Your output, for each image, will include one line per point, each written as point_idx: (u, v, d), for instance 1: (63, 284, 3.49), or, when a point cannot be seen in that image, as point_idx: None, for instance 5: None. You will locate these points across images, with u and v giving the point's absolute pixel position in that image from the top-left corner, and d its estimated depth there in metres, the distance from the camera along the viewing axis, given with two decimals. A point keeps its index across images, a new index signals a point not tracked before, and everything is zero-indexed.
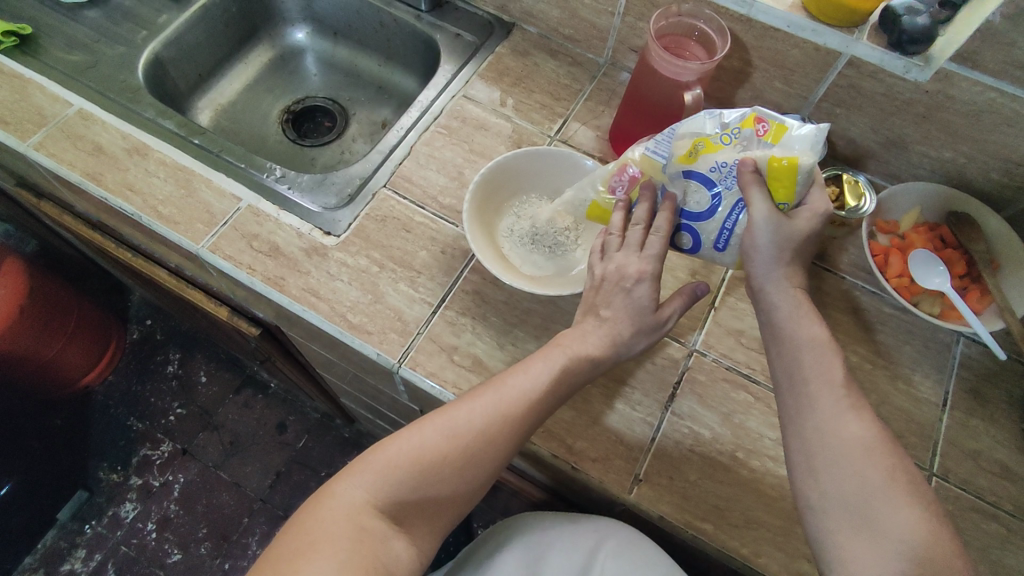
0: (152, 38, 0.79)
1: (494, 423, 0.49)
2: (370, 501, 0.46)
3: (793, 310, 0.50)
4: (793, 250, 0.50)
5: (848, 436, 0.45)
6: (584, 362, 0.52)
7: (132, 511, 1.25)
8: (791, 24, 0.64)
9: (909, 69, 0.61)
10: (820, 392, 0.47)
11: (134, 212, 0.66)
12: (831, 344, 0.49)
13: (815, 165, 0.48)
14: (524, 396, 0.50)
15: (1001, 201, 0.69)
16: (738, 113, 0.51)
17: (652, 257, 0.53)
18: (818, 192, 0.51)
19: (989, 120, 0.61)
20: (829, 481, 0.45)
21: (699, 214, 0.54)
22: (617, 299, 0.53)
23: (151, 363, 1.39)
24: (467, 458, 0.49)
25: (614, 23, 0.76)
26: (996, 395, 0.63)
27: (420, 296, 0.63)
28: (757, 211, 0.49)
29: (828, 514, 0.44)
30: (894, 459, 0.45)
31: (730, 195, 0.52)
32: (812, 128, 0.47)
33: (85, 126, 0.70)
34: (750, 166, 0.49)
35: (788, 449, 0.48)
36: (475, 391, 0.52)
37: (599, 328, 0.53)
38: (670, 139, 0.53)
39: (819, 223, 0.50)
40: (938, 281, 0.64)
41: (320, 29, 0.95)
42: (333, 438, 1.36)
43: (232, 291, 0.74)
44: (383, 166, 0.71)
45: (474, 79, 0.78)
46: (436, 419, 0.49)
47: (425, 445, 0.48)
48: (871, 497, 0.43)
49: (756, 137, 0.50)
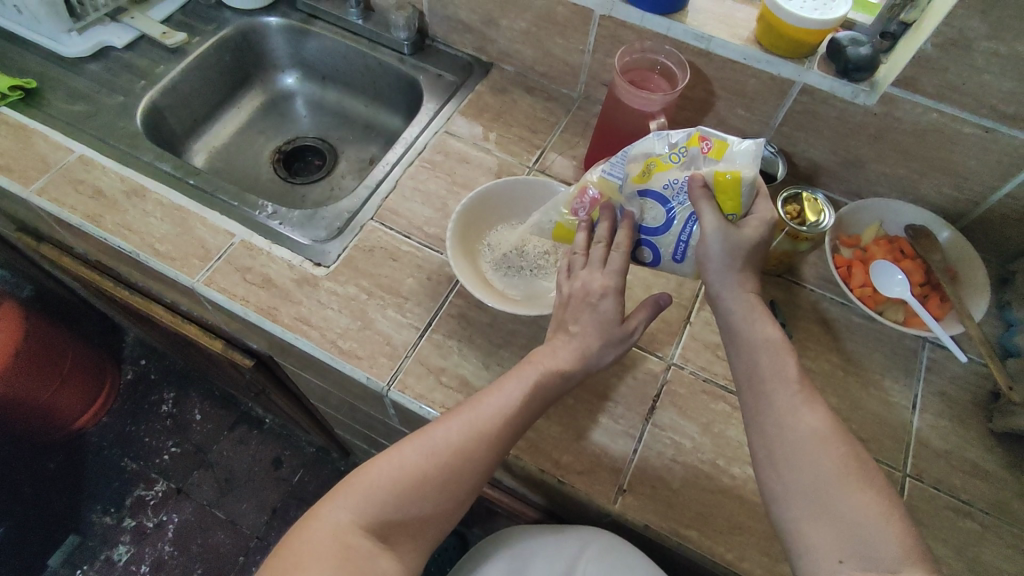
0: (149, 87, 0.83)
1: (472, 440, 0.51)
2: (355, 520, 0.48)
3: (747, 313, 0.52)
4: (743, 257, 0.53)
5: (804, 428, 0.48)
6: (556, 377, 0.54)
7: (125, 553, 1.24)
8: (747, 56, 0.69)
9: (858, 94, 0.67)
10: (776, 389, 0.50)
11: (132, 250, 0.69)
12: (784, 344, 0.51)
13: (755, 176, 0.53)
14: (499, 412, 0.52)
15: (954, 214, 0.73)
16: (684, 134, 0.55)
17: (614, 273, 0.56)
18: (763, 202, 0.55)
19: (935, 138, 0.66)
20: (789, 472, 0.47)
21: (657, 228, 0.58)
22: (584, 315, 0.56)
23: (145, 403, 1.39)
24: (447, 475, 0.50)
25: (585, 60, 0.81)
26: (963, 397, 0.65)
27: (408, 321, 0.66)
28: (708, 222, 0.52)
29: (790, 504, 0.47)
30: (846, 448, 0.48)
31: (683, 209, 0.56)
32: (752, 142, 0.52)
33: (86, 171, 0.73)
34: (699, 181, 0.53)
35: (751, 446, 0.50)
36: (453, 411, 0.54)
37: (569, 343, 0.55)
38: (623, 161, 0.57)
39: (767, 230, 0.53)
40: (899, 290, 0.68)
41: (309, 74, 1.00)
42: (328, 472, 1.36)
43: (228, 324, 0.76)
44: (370, 201, 0.75)
45: (456, 116, 0.83)
46: (415, 439, 0.51)
47: (405, 465, 0.50)
48: (827, 483, 0.46)
49: (701, 154, 0.54)
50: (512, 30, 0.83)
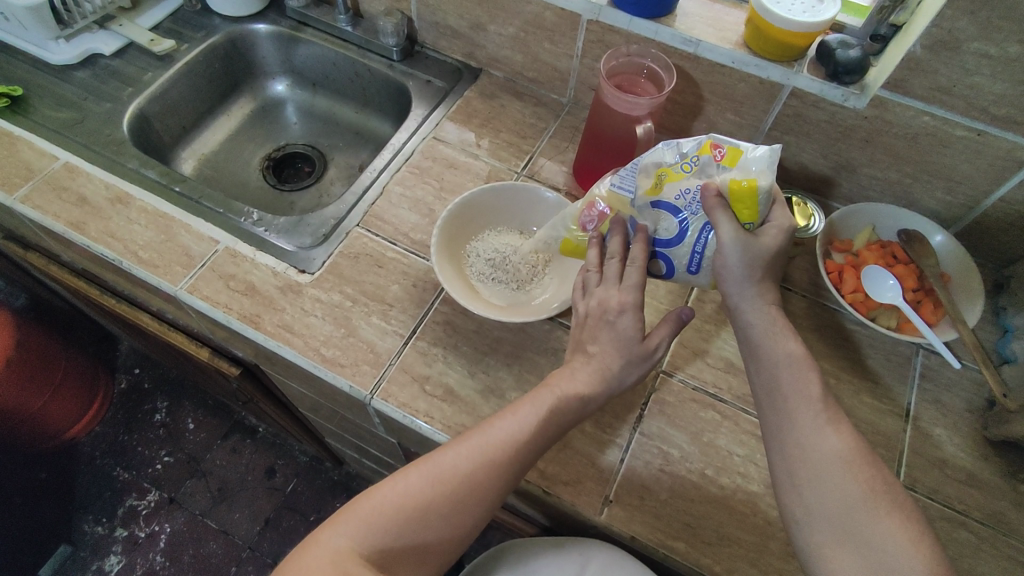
0: (137, 95, 0.83)
1: (481, 468, 0.49)
2: (354, 547, 0.46)
3: (769, 327, 0.51)
4: (763, 268, 0.51)
5: (827, 450, 0.47)
6: (572, 402, 0.52)
7: (116, 564, 1.23)
8: (735, 60, 0.69)
9: (847, 97, 0.66)
10: (799, 408, 0.49)
11: (114, 257, 0.68)
12: (808, 360, 0.50)
13: (771, 185, 0.51)
14: (511, 439, 0.50)
15: (948, 218, 0.72)
16: (695, 142, 0.54)
17: (631, 288, 0.55)
18: (780, 210, 0.53)
19: (926, 142, 0.65)
20: (812, 496, 0.46)
21: (670, 240, 0.55)
22: (602, 334, 0.55)
23: (139, 412, 1.38)
24: (453, 505, 0.48)
25: (573, 65, 0.80)
26: (958, 404, 0.64)
27: (392, 328, 0.65)
28: (724, 233, 0.51)
29: (814, 529, 0.46)
30: (872, 470, 0.47)
31: (697, 219, 0.53)
32: (765, 149, 0.50)
33: (71, 179, 0.73)
34: (712, 191, 0.51)
35: (772, 466, 0.50)
36: (462, 435, 0.52)
37: (588, 364, 0.54)
38: (634, 173, 0.57)
39: (785, 238, 0.52)
40: (891, 294, 0.65)
41: (300, 81, 1.00)
42: (322, 481, 1.35)
43: (213, 332, 0.75)
44: (356, 207, 0.74)
45: (444, 122, 0.83)
46: (422, 465, 0.50)
47: (410, 491, 0.48)
48: (852, 508, 0.45)
49: (714, 162, 0.52)
50: (500, 35, 0.82)
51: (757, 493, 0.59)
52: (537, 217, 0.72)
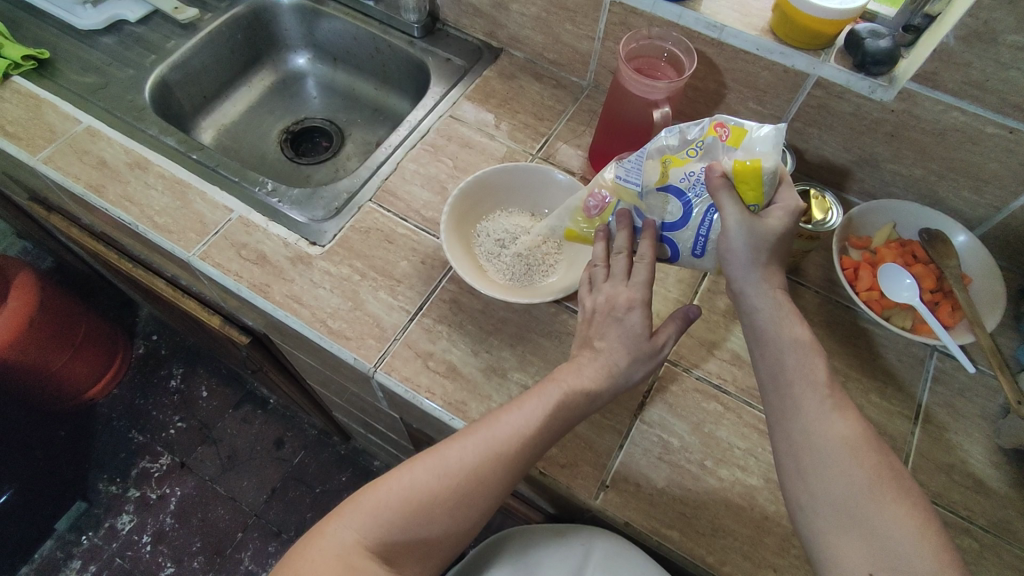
0: (159, 62, 0.84)
1: (487, 461, 0.49)
2: (360, 541, 0.46)
3: (775, 312, 0.49)
4: (770, 252, 0.50)
5: (833, 436, 0.46)
6: (581, 397, 0.51)
7: (128, 523, 1.26)
8: (760, 47, 0.67)
9: (875, 89, 0.64)
10: (805, 393, 0.48)
11: (131, 220, 0.69)
12: (814, 346, 0.49)
13: (778, 165, 0.50)
14: (518, 434, 0.50)
15: (973, 219, 0.70)
16: (698, 127, 0.53)
17: (639, 284, 0.54)
18: (787, 190, 0.51)
19: (954, 139, 0.63)
20: (819, 482, 0.46)
21: (675, 223, 0.55)
22: (611, 330, 0.53)
23: (155, 377, 1.42)
24: (458, 498, 0.48)
25: (594, 47, 0.79)
26: (971, 409, 0.63)
27: (399, 304, 0.66)
28: (729, 215, 0.50)
29: (820, 515, 0.45)
30: (879, 457, 0.46)
31: (701, 202, 0.53)
32: (771, 129, 0.49)
33: (92, 142, 0.74)
34: (717, 171, 0.50)
35: (776, 453, 0.49)
36: (468, 429, 0.51)
37: (596, 359, 0.53)
38: (640, 161, 0.55)
39: (792, 220, 0.50)
40: (908, 294, 0.64)
41: (321, 55, 1.00)
42: (329, 455, 1.37)
43: (224, 299, 0.76)
44: (370, 181, 0.74)
45: (462, 100, 0.82)
46: (428, 458, 0.49)
47: (415, 485, 0.48)
48: (857, 495, 0.45)
49: (719, 142, 0.51)
50: (522, 15, 0.81)
51: (754, 486, 0.58)
52: (549, 199, 0.72)
